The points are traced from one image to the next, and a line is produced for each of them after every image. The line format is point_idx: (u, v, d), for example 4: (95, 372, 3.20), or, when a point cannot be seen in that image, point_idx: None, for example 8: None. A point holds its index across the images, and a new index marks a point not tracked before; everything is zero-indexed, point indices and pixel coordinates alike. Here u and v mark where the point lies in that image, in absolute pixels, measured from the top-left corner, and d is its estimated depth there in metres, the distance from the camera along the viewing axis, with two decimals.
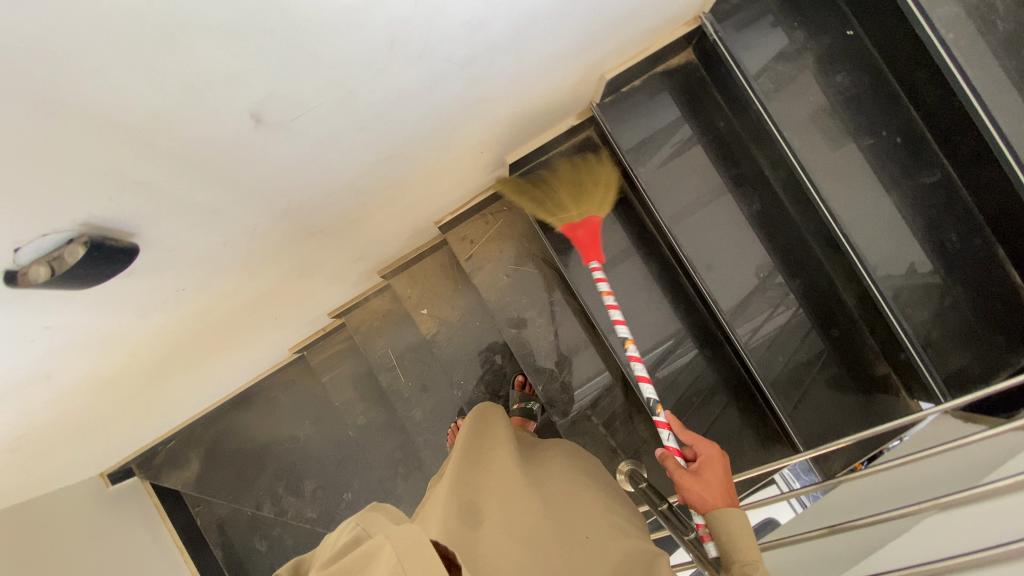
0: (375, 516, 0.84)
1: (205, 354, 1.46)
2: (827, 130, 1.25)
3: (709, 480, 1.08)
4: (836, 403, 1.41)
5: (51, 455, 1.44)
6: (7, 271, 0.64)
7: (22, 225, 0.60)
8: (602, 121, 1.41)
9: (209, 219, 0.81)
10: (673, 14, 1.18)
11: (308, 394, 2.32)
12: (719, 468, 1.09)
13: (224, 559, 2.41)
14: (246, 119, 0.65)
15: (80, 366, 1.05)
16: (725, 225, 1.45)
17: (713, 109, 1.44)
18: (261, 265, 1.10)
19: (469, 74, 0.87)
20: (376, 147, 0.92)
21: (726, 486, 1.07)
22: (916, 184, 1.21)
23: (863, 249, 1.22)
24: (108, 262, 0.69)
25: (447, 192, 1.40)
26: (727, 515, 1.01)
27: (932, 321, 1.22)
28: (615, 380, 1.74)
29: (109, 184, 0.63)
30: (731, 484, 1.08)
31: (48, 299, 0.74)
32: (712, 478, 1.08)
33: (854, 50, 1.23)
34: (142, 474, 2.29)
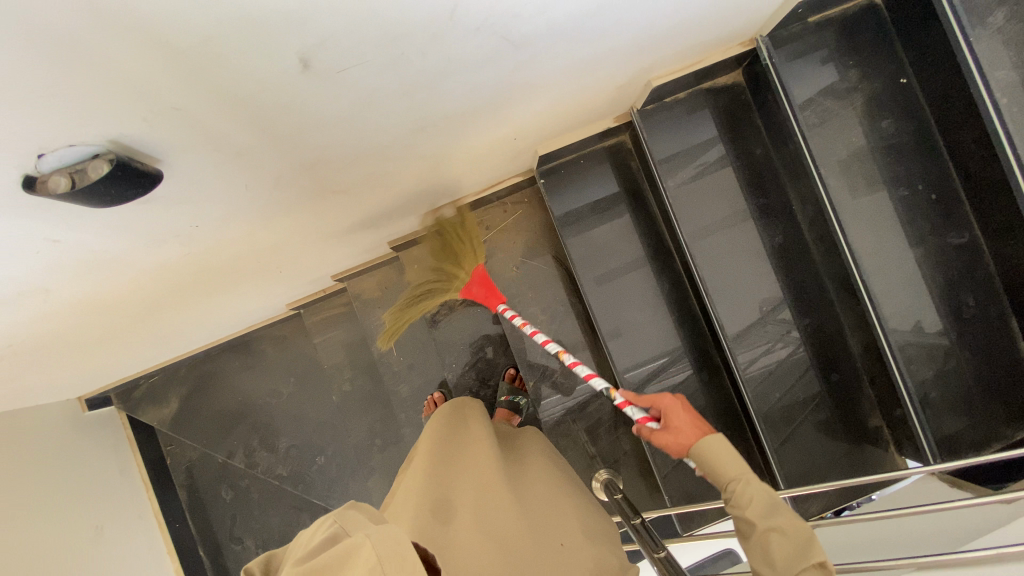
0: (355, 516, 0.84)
1: (204, 296, 1.45)
2: (863, 174, 1.23)
3: (681, 425, 1.00)
4: (824, 447, 1.40)
5: (35, 370, 1.43)
6: (27, 175, 0.63)
7: (50, 131, 0.59)
8: (641, 128, 1.40)
9: (236, 159, 0.80)
10: (732, 31, 1.16)
11: (298, 352, 2.31)
12: (683, 411, 1.02)
13: (188, 501, 2.41)
14: (293, 63, 0.64)
15: (80, 287, 1.04)
16: (745, 252, 1.41)
17: (752, 135, 1.42)
18: (278, 215, 1.08)
19: (520, 56, 0.85)
20: (415, 115, 0.90)
21: (696, 424, 1.00)
22: (942, 244, 1.20)
23: (880, 299, 1.22)
24: (130, 184, 0.68)
25: (473, 173, 1.38)
26: (701, 448, 0.94)
27: (935, 382, 1.22)
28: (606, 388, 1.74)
29: (145, 107, 0.62)
30: (701, 422, 1.01)
31: (63, 212, 0.73)
32: (681, 421, 1.00)
33: (905, 98, 1.21)
34: (120, 403, 2.28)
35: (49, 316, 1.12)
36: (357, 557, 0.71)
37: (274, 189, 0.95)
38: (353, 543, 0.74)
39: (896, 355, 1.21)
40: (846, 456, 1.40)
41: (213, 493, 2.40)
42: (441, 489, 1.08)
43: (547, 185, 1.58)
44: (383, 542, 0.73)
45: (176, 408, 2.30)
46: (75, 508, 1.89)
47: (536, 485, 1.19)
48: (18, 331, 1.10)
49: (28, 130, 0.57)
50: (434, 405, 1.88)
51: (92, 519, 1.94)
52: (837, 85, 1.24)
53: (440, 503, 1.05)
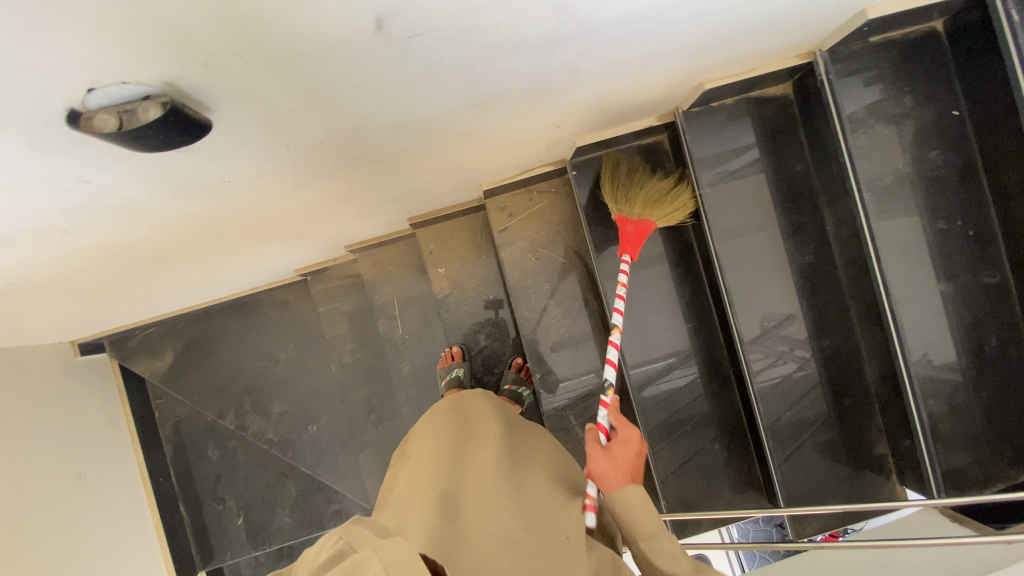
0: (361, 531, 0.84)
1: (218, 253, 1.41)
2: (904, 203, 1.22)
3: (619, 459, 1.01)
4: (827, 470, 1.41)
5: (35, 310, 1.39)
6: (72, 110, 0.59)
7: (105, 66, 0.55)
8: (684, 130, 1.37)
9: (285, 117, 0.76)
10: (794, 42, 1.13)
11: (299, 318, 2.28)
12: (634, 450, 1.02)
13: (173, 456, 2.38)
14: (368, 23, 0.60)
15: (98, 232, 1.00)
16: (772, 268, 1.40)
17: (795, 150, 1.40)
18: (310, 179, 1.05)
19: (588, 44, 0.82)
20: (470, 91, 0.87)
21: (634, 467, 1.01)
22: (973, 282, 1.19)
23: (906, 330, 1.21)
24: (178, 132, 0.64)
25: (508, 158, 1.35)
26: (626, 499, 0.95)
27: (947, 418, 1.22)
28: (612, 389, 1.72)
29: (207, 52, 0.58)
30: (638, 467, 1.02)
31: (100, 152, 0.69)
32: (622, 458, 1.01)
33: (955, 130, 1.19)
34: (113, 351, 2.24)
35: (61, 257, 1.08)
36: (365, 571, 0.70)
37: (315, 153, 0.92)
38: (359, 557, 0.74)
39: (916, 387, 1.21)
40: (848, 480, 1.41)
41: (199, 451, 2.38)
42: (448, 485, 1.06)
43: (578, 177, 1.55)
44: (388, 552, 0.73)
45: (170, 362, 2.26)
46: (61, 453, 1.86)
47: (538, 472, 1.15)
48: (28, 270, 1.06)
49: (83, 62, 0.53)
50: (450, 357, 1.82)
51: (77, 466, 1.91)
52: (890, 109, 1.22)
53: (447, 499, 1.03)
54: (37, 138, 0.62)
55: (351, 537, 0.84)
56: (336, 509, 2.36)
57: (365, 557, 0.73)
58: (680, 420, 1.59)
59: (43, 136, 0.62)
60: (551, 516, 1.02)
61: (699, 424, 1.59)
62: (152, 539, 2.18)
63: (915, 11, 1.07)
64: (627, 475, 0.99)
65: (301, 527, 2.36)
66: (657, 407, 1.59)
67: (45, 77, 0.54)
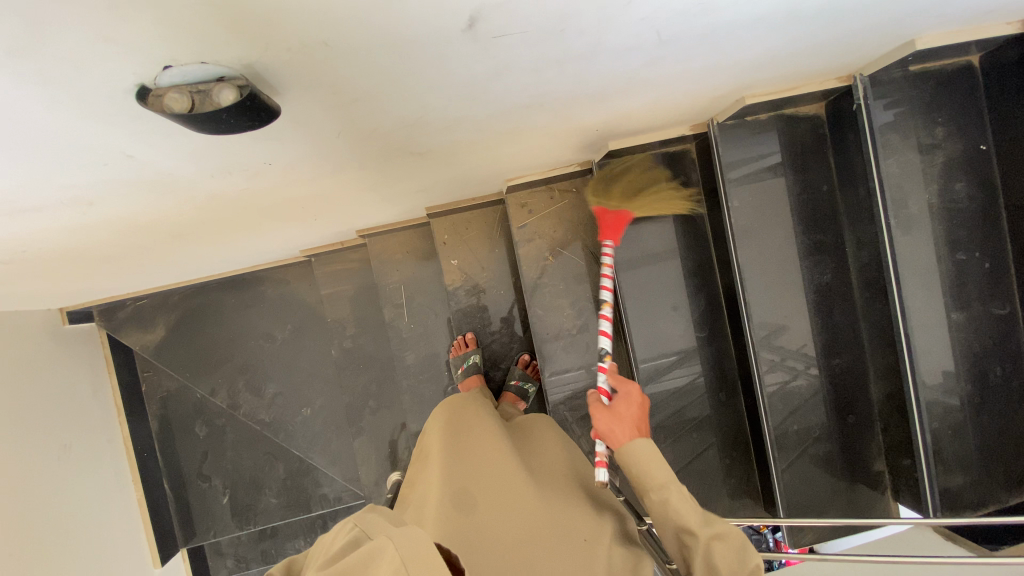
0: (377, 518, 0.77)
1: (235, 231, 1.36)
2: (928, 231, 1.25)
3: (623, 413, 1.07)
4: (827, 483, 1.45)
5: (32, 277, 1.32)
6: (142, 86, 0.56)
7: (188, 44, 0.52)
8: (716, 141, 1.37)
9: (349, 106, 0.74)
10: (838, 65, 1.14)
11: (300, 299, 2.23)
12: (636, 406, 1.08)
13: (158, 432, 2.32)
14: (462, 21, 0.59)
15: (123, 206, 0.95)
16: (791, 284, 1.42)
17: (822, 170, 1.42)
18: (349, 168, 1.02)
19: (656, 55, 0.81)
20: (531, 92, 0.85)
21: (638, 421, 1.06)
22: (985, 312, 1.24)
23: (919, 355, 1.25)
24: (249, 117, 0.62)
25: (542, 156, 1.34)
26: (632, 446, 1.00)
27: (951, 441, 1.27)
28: None
29: (296, 37, 0.55)
30: (644, 422, 1.07)
31: (154, 129, 0.66)
32: (627, 413, 1.06)
33: (980, 163, 1.22)
34: (102, 321, 2.16)
35: (77, 226, 1.03)
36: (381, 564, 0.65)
37: (363, 141, 0.89)
38: (375, 548, 0.67)
39: (922, 410, 1.25)
40: (845, 492, 1.46)
41: (186, 427, 2.32)
42: (461, 477, 0.99)
43: None
44: (406, 543, 0.67)
45: (161, 336, 2.19)
46: (45, 423, 1.79)
47: (556, 463, 1.11)
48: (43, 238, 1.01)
49: (168, 38, 0.51)
50: (464, 345, 1.84)
51: (61, 438, 1.85)
52: (922, 138, 1.24)
53: (462, 490, 0.96)
54: (94, 110, 0.59)
55: (363, 523, 0.77)
56: (325, 492, 2.34)
57: (381, 547, 0.67)
58: (685, 424, 1.63)
59: (103, 108, 0.59)
60: (574, 509, 0.99)
61: (703, 430, 1.62)
62: (134, 515, 2.14)
63: (960, 45, 1.09)
64: (633, 428, 1.04)
65: (287, 510, 2.34)
66: (663, 410, 1.62)
67: (122, 49, 0.51)
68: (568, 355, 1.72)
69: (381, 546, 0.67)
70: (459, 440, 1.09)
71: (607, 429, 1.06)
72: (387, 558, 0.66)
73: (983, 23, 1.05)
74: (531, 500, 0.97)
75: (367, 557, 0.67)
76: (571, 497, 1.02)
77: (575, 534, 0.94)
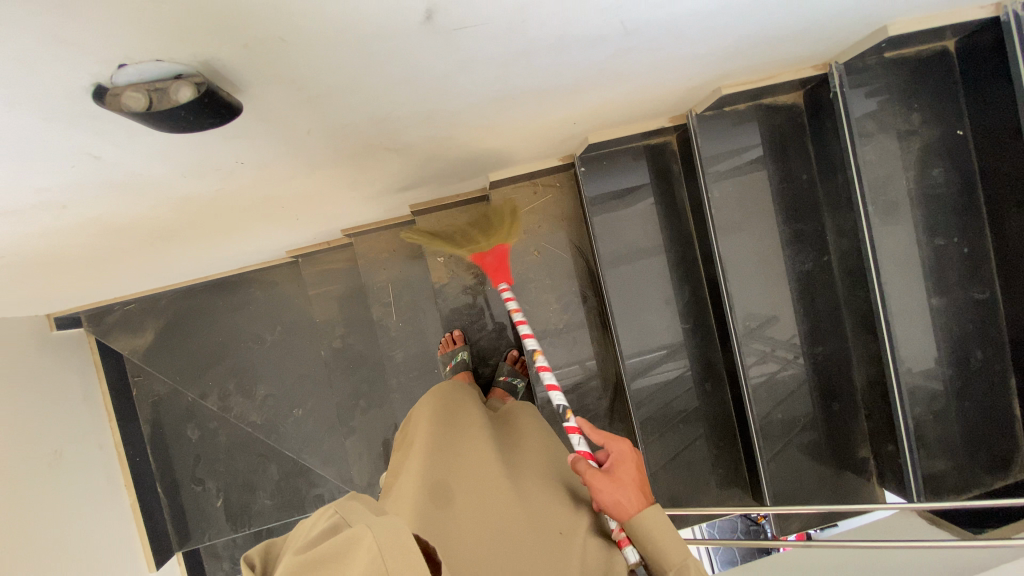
0: (356, 504, 0.76)
1: (215, 233, 1.36)
2: (906, 217, 1.25)
3: (622, 479, 0.96)
4: (813, 471, 1.46)
5: (11, 284, 1.31)
6: (98, 86, 0.56)
7: (140, 42, 0.52)
8: (695, 132, 1.37)
9: (314, 102, 0.73)
10: (812, 53, 1.14)
11: (289, 300, 2.23)
12: (633, 466, 0.97)
13: (150, 436, 2.31)
14: (418, 14, 0.59)
15: (96, 209, 0.95)
16: (772, 273, 1.42)
17: (801, 158, 1.42)
18: (324, 166, 1.02)
19: (623, 45, 0.81)
20: (500, 85, 0.85)
21: (640, 484, 0.96)
22: (965, 297, 1.25)
23: (900, 341, 1.26)
24: (210, 115, 0.62)
25: (521, 150, 1.34)
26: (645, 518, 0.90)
27: (932, 425, 1.28)
28: (605, 383, 1.74)
29: (250, 33, 0.55)
30: (645, 481, 0.97)
31: (117, 130, 0.66)
32: (627, 476, 0.96)
33: (956, 148, 1.23)
34: (90, 327, 2.15)
35: (51, 231, 1.02)
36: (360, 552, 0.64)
37: (335, 138, 0.89)
38: (354, 534, 0.66)
39: (904, 396, 1.26)
40: (832, 480, 1.46)
41: (178, 431, 2.32)
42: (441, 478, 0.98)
43: (585, 174, 1.55)
44: (384, 530, 0.66)
45: (150, 340, 2.19)
46: (34, 430, 1.79)
47: (538, 453, 1.11)
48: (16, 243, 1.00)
49: (119, 36, 0.50)
50: (451, 342, 1.84)
51: (50, 444, 1.84)
52: (898, 124, 1.24)
53: (440, 483, 0.98)
54: (50, 111, 0.59)
55: (345, 507, 0.76)
56: (319, 492, 2.35)
57: (359, 534, 0.66)
58: (672, 415, 1.63)
59: (58, 108, 0.58)
60: (554, 501, 1.00)
61: (690, 420, 1.63)
62: (127, 520, 2.13)
63: (933, 31, 1.09)
64: (639, 494, 0.94)
65: (282, 511, 2.34)
66: (651, 403, 1.63)
67: (72, 48, 0.50)
68: (555, 350, 1.72)
69: (359, 533, 0.66)
70: (443, 430, 1.10)
71: (608, 501, 0.95)
72: (366, 543, 0.65)
73: (954, 8, 1.05)
74: (508, 491, 0.97)
75: (346, 544, 0.66)
76: (551, 489, 1.02)
77: (553, 527, 0.94)
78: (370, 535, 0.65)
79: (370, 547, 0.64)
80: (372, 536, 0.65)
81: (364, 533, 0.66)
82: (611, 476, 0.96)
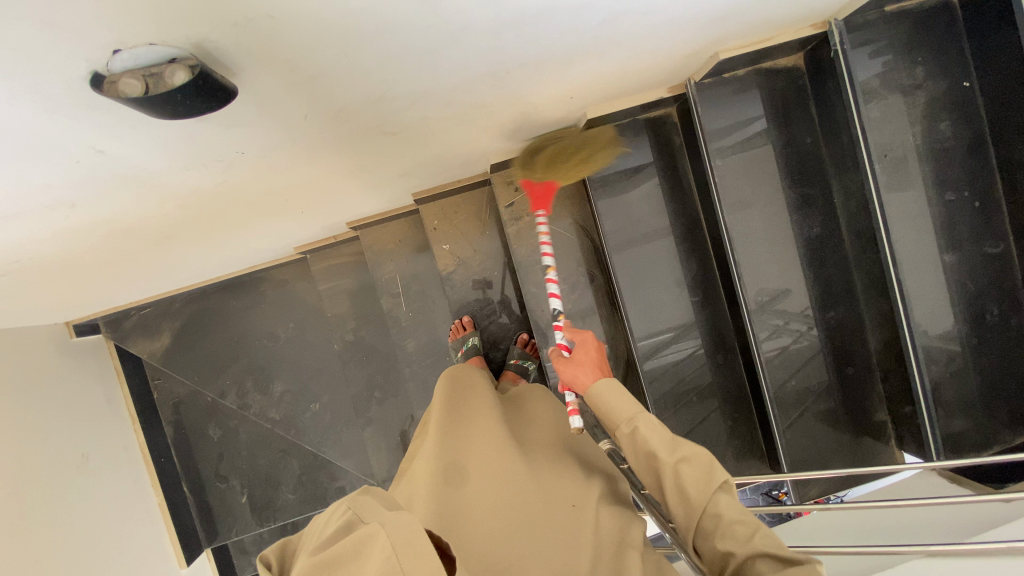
0: (369, 500, 0.76)
1: (224, 230, 1.38)
2: (915, 174, 1.23)
3: (583, 357, 1.09)
4: (830, 437, 1.45)
5: (29, 290, 1.34)
6: (96, 74, 0.57)
7: (134, 27, 0.53)
8: (694, 101, 1.36)
9: (310, 84, 0.74)
10: (810, 12, 1.13)
11: (300, 297, 2.26)
12: (593, 348, 1.10)
13: (173, 437, 2.36)
14: None
15: (103, 207, 0.97)
16: (780, 240, 1.41)
17: (805, 122, 1.40)
18: (324, 153, 1.03)
19: (615, 9, 0.80)
20: (494, 58, 0.85)
21: (599, 361, 1.07)
22: (978, 252, 1.22)
23: (912, 301, 1.26)
24: (206, 99, 0.63)
25: (520, 129, 1.33)
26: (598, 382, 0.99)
27: (949, 383, 1.27)
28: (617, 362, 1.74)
29: (241, 12, 0.56)
30: (604, 359, 1.08)
31: (117, 120, 0.67)
32: (588, 356, 1.08)
33: (964, 100, 1.19)
34: (108, 332, 2.20)
35: (66, 232, 1.04)
36: (372, 551, 0.64)
37: (332, 122, 0.89)
38: (367, 534, 0.67)
39: (921, 358, 1.26)
40: (850, 446, 1.46)
41: (201, 431, 2.37)
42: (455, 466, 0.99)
43: None
44: (397, 527, 0.66)
45: (167, 343, 2.23)
46: (61, 434, 1.84)
47: (549, 432, 1.11)
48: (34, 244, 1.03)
49: (111, 20, 0.51)
50: (462, 328, 1.83)
51: (78, 447, 1.89)
52: (901, 79, 1.22)
53: (456, 478, 0.97)
54: (51, 103, 0.60)
55: (359, 504, 0.76)
56: (341, 485, 2.39)
57: (372, 533, 0.66)
58: (685, 389, 1.63)
59: (59, 99, 0.59)
60: (566, 477, 0.99)
61: (704, 393, 1.63)
62: (156, 518, 2.18)
63: None
64: (596, 368, 1.05)
65: (305, 504, 2.38)
66: (663, 379, 1.62)
67: (68, 36, 0.51)
68: None
69: (372, 532, 0.66)
70: (452, 415, 1.11)
71: (571, 376, 1.07)
72: (380, 542, 0.65)
73: None
74: (520, 471, 0.97)
75: (361, 543, 0.66)
76: (563, 466, 1.02)
77: (564, 504, 0.94)
78: (383, 533, 0.66)
79: (384, 545, 0.64)
80: (387, 534, 0.65)
81: (378, 532, 0.66)
82: (574, 357, 1.10)
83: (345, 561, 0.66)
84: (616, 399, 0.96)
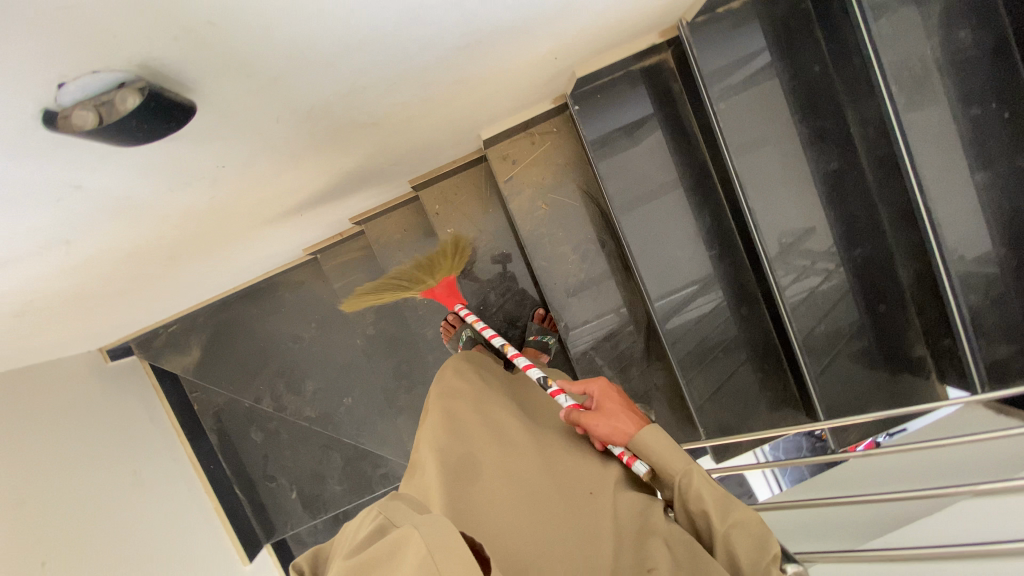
0: (401, 506, 0.75)
1: (229, 242, 1.38)
2: (936, 89, 1.14)
3: (611, 410, 1.00)
4: (866, 377, 1.41)
5: (53, 325, 1.38)
6: (48, 110, 0.55)
7: (70, 56, 0.50)
8: (688, 43, 1.27)
9: (271, 87, 0.71)
10: None
11: (317, 296, 2.28)
12: (615, 396, 1.02)
13: (219, 443, 2.45)
14: None
15: (99, 239, 0.97)
16: (795, 180, 1.33)
17: (811, 48, 1.29)
18: (306, 155, 1.00)
19: None
20: (462, 29, 0.79)
21: (629, 409, 1.00)
22: (1012, 166, 1.12)
23: (942, 227, 1.17)
24: (161, 119, 0.60)
25: (506, 100, 1.28)
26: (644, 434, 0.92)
27: (988, 310, 1.19)
28: (638, 325, 1.71)
29: (175, 23, 0.52)
30: (633, 406, 1.01)
31: (84, 153, 0.65)
32: (616, 407, 1.00)
33: (985, 2, 1.09)
34: (142, 353, 2.27)
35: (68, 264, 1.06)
36: (406, 552, 0.62)
37: (305, 122, 0.86)
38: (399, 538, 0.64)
39: (956, 286, 1.18)
40: (887, 385, 1.41)
41: (244, 435, 2.45)
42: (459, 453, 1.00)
43: (580, 112, 1.45)
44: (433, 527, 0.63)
45: (198, 357, 2.29)
46: (111, 454, 1.93)
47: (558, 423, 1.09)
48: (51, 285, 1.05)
49: (45, 54, 0.49)
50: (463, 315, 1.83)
51: (129, 465, 1.98)
52: None
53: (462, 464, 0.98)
54: (12, 147, 0.58)
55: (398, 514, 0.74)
56: (384, 472, 2.45)
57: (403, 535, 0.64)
58: (710, 345, 1.58)
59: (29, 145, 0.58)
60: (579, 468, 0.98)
61: (730, 347, 1.58)
62: (215, 521, 2.29)
63: None
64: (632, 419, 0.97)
65: (352, 494, 2.46)
66: (686, 338, 1.58)
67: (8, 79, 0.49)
68: (580, 302, 1.69)
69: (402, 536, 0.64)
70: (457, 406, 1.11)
71: (607, 431, 0.98)
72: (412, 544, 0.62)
73: None
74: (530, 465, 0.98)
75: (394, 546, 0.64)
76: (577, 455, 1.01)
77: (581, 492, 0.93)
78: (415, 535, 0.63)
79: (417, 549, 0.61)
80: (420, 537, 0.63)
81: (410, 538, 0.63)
82: (600, 411, 1.01)
83: (379, 565, 0.64)
84: (666, 450, 0.89)
